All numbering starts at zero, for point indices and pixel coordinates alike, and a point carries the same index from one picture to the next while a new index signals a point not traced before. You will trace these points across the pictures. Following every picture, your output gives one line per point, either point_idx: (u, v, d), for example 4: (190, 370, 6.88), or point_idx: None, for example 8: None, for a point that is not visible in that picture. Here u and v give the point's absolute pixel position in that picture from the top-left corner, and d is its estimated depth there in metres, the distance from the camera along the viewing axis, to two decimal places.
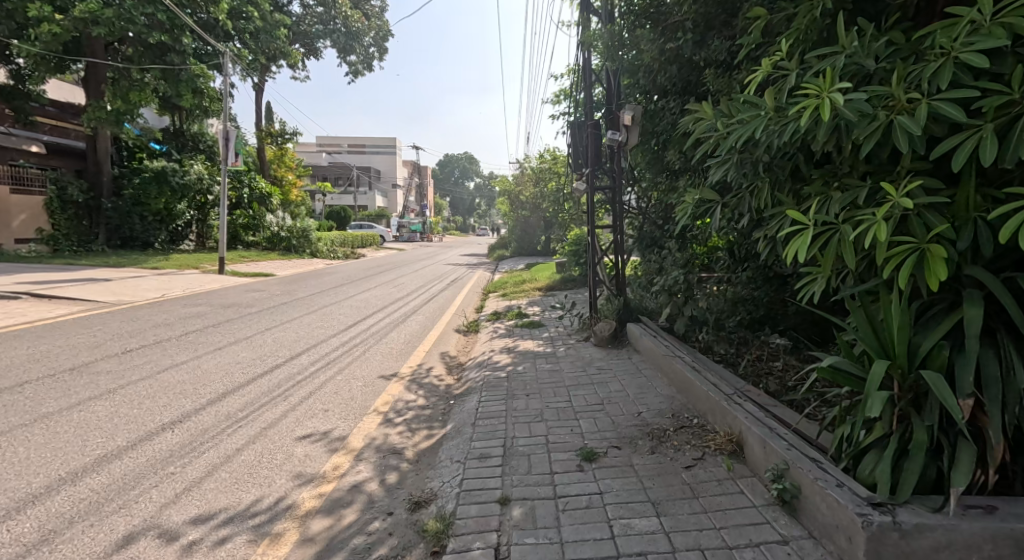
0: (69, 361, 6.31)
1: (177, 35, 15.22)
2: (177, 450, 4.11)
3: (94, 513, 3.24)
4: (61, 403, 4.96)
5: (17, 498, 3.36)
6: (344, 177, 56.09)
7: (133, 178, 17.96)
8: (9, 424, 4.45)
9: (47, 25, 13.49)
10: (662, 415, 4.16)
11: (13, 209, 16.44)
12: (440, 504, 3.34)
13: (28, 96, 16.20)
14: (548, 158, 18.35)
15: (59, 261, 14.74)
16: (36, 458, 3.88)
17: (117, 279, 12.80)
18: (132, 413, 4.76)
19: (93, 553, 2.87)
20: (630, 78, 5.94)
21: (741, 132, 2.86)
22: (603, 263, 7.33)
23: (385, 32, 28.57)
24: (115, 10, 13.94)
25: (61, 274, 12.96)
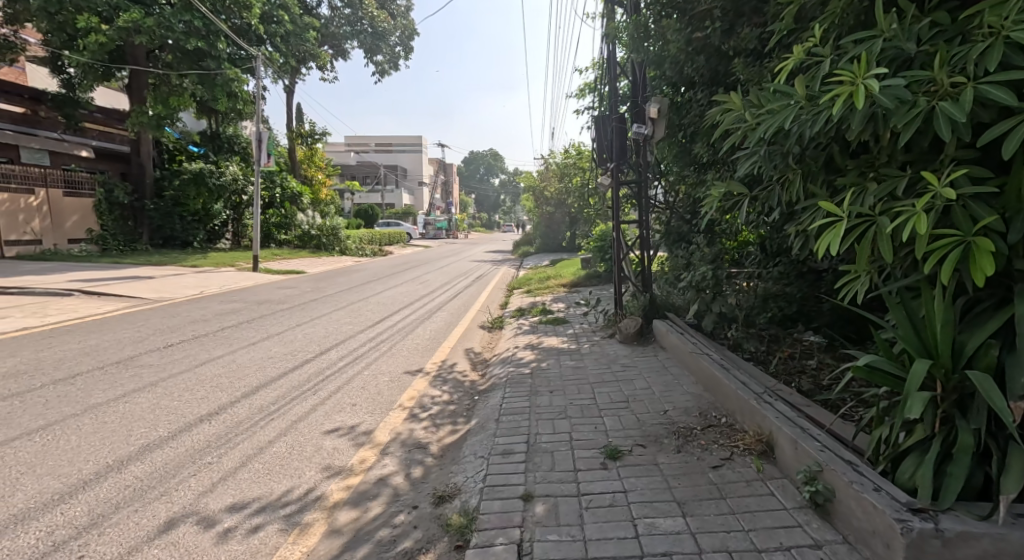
0: (115, 354, 6.51)
1: (213, 40, 15.48)
2: (216, 440, 4.21)
3: (139, 499, 3.33)
4: (107, 395, 5.11)
5: (69, 483, 3.48)
6: (372, 176, 56.78)
7: (173, 180, 18.45)
8: (62, 414, 4.61)
9: (95, 35, 13.85)
10: (689, 413, 4.07)
11: (66, 211, 16.46)
12: (464, 499, 3.33)
13: (78, 103, 16.87)
14: (573, 154, 18.23)
15: (108, 260, 15.28)
16: (86, 446, 4.01)
17: (159, 277, 13.19)
18: (172, 405, 4.88)
19: (135, 538, 2.94)
20: (656, 70, 5.83)
21: (771, 122, 2.76)
22: (628, 259, 7.25)
23: (411, 30, 28.70)
24: (156, 17, 14.25)
25: (107, 272, 13.41)
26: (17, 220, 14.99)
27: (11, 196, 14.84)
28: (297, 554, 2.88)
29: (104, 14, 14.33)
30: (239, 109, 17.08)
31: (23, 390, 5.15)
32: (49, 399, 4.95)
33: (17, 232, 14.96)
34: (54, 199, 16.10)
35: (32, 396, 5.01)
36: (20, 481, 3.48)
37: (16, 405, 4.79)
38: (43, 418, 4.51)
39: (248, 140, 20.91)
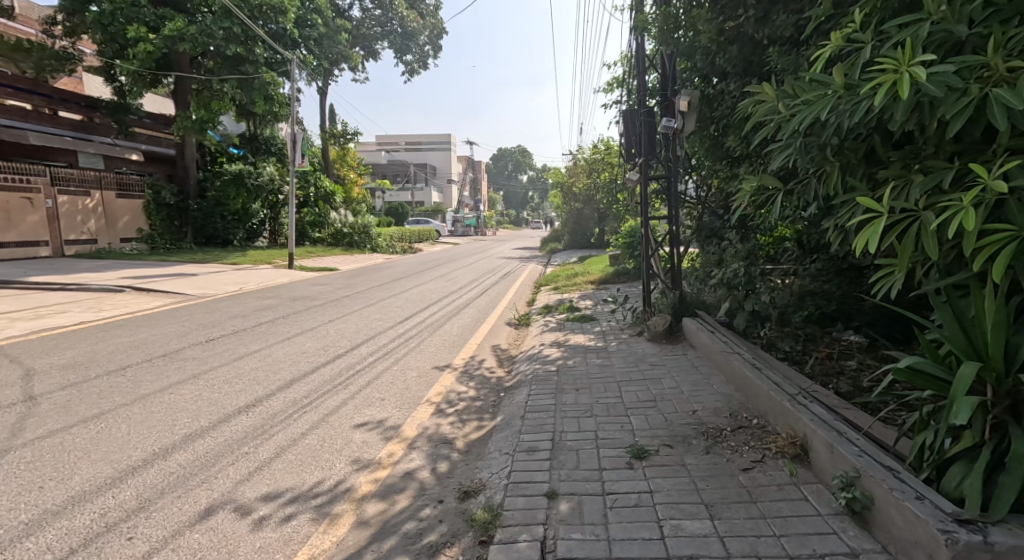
0: (162, 347, 6.71)
1: (250, 45, 15.87)
2: (253, 430, 4.29)
3: (183, 485, 3.43)
4: (155, 386, 5.27)
5: (119, 468, 3.61)
6: (402, 175, 57.48)
7: (215, 180, 18.96)
8: (113, 403, 4.77)
9: (142, 44, 14.25)
10: (718, 414, 3.97)
11: (118, 212, 17.09)
12: (488, 495, 3.31)
13: (129, 109, 17.02)
14: (601, 149, 18.06)
15: (156, 257, 15.80)
16: (135, 434, 4.14)
17: (201, 274, 13.56)
18: (213, 397, 4.99)
19: (177, 523, 3.03)
20: (688, 62, 5.71)
21: (806, 113, 2.65)
22: (658, 256, 7.14)
23: (439, 29, 28.84)
24: (198, 26, 14.80)
25: (152, 269, 13.86)
26: (75, 221, 15.73)
27: (69, 199, 15.51)
28: (328, 544, 2.91)
29: (151, 24, 14.80)
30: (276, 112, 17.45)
31: (79, 381, 5.34)
32: (102, 389, 5.12)
33: (75, 232, 15.71)
34: (108, 201, 16.68)
35: (86, 386, 5.19)
36: (75, 465, 3.63)
37: (73, 394, 4.97)
38: (97, 407, 4.68)
39: (285, 142, 21.26)
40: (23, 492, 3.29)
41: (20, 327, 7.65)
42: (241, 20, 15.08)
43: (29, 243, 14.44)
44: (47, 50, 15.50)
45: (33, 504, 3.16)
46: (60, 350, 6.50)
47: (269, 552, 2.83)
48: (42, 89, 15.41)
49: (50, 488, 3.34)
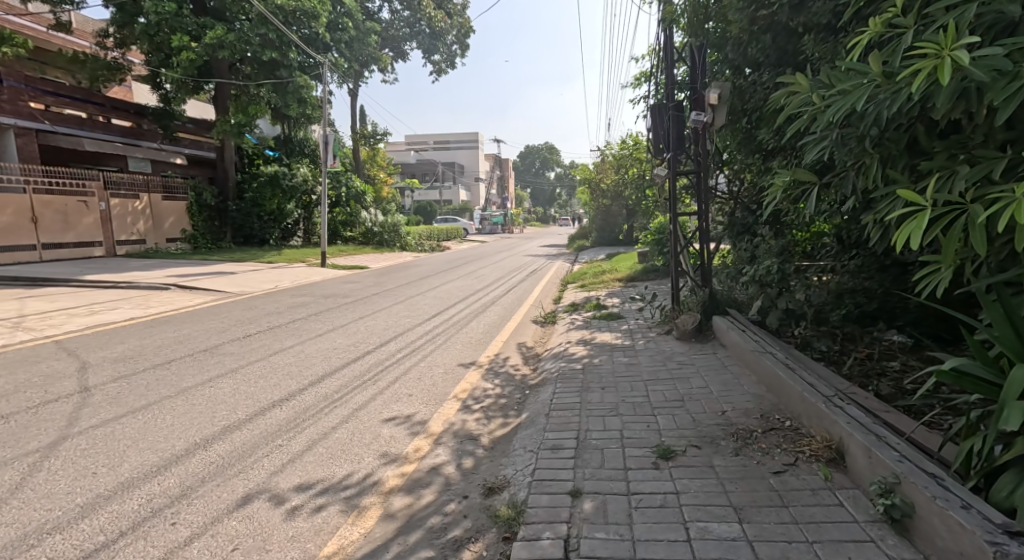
0: (203, 343, 6.87)
1: (285, 50, 16.18)
2: (287, 423, 4.35)
3: (222, 474, 3.52)
4: (196, 379, 5.39)
5: (164, 457, 3.71)
6: (430, 174, 57.98)
7: (252, 181, 19.36)
8: (158, 395, 4.91)
9: (186, 53, 14.71)
10: (748, 415, 3.86)
11: (164, 213, 17.47)
12: (513, 492, 3.29)
13: (174, 115, 17.85)
14: (629, 145, 17.82)
15: (197, 257, 16.26)
16: (178, 424, 4.25)
17: (238, 272, 13.87)
18: (249, 390, 5.08)
19: (214, 511, 3.10)
20: (718, 54, 5.57)
21: (841, 104, 2.53)
22: (687, 252, 7.01)
23: (466, 28, 28.84)
24: (236, 33, 15.18)
25: (193, 267, 14.24)
26: (126, 223, 16.21)
27: (120, 202, 15.96)
28: (355, 536, 2.93)
29: (193, 33, 15.16)
30: (309, 115, 17.71)
31: (128, 373, 5.52)
32: (149, 382, 5.27)
33: (126, 233, 16.17)
34: (155, 204, 17.12)
35: (134, 379, 5.36)
36: (124, 453, 3.75)
37: (123, 386, 5.14)
38: (144, 398, 4.82)
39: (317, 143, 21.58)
40: (77, 478, 3.42)
41: (75, 323, 7.95)
42: (275, 25, 15.35)
43: (85, 244, 14.97)
44: (100, 60, 16.26)
45: (86, 489, 3.28)
46: (111, 344, 6.72)
47: (300, 541, 2.87)
48: (96, 98, 16.51)
49: (100, 475, 3.46)
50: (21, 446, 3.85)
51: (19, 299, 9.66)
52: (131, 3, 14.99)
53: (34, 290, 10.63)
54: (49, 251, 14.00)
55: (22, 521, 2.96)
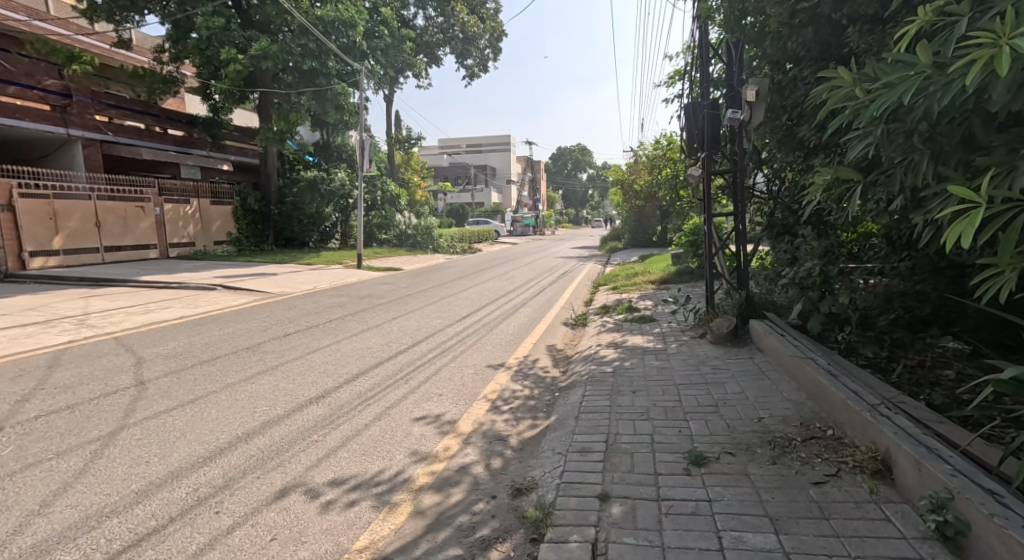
0: (246, 341, 7.05)
1: (325, 59, 16.55)
2: (323, 420, 4.40)
3: (262, 466, 3.57)
4: (240, 375, 5.52)
5: (210, 448, 3.80)
6: (463, 177, 58.41)
7: (293, 186, 19.71)
8: (205, 390, 5.03)
9: (233, 65, 15.26)
10: (787, 422, 3.71)
11: (212, 217, 18.06)
12: (540, 493, 3.24)
13: (221, 124, 18.60)
14: (663, 145, 17.56)
15: (242, 258, 16.77)
16: (221, 418, 4.34)
17: (277, 273, 14.19)
18: (288, 387, 5.17)
19: (254, 502, 3.15)
20: (756, 49, 5.42)
21: (886, 99, 2.38)
22: (722, 254, 6.85)
23: (499, 32, 28.89)
24: (279, 44, 15.63)
25: (236, 269, 14.64)
26: (177, 227, 16.78)
27: (173, 207, 16.61)
28: (387, 530, 2.94)
29: (240, 45, 15.79)
30: (346, 121, 17.99)
31: (178, 368, 5.70)
32: (196, 377, 5.42)
33: (178, 236, 16.78)
34: (204, 208, 17.69)
35: (185, 374, 5.52)
36: (174, 443, 3.86)
37: (174, 380, 5.31)
38: (192, 392, 4.96)
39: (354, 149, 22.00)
40: (132, 465, 3.53)
41: (133, 320, 8.27)
42: (315, 36, 15.69)
43: (142, 246, 15.64)
44: (157, 75, 16.82)
45: (140, 476, 3.39)
46: (164, 341, 6.96)
47: (333, 534, 2.88)
48: (153, 110, 17.44)
49: (153, 463, 3.57)
50: (83, 434, 4.01)
51: (81, 297, 10.13)
52: (184, 19, 15.68)
53: (93, 289, 11.11)
54: (109, 254, 14.67)
55: (84, 504, 3.08)
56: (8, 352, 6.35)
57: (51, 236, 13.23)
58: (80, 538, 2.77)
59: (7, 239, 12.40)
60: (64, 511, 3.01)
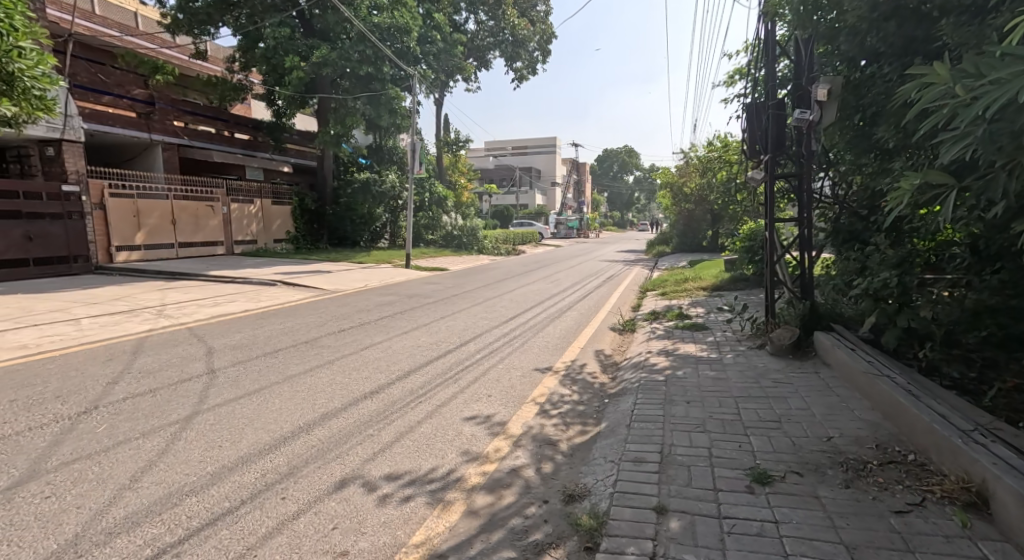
0: (304, 335, 7.26)
1: (380, 65, 16.87)
2: (377, 414, 4.48)
3: (322, 457, 3.65)
4: (300, 368, 5.71)
5: (275, 437, 3.92)
6: (509, 180, 58.64)
7: (347, 188, 20.28)
8: (269, 380, 5.22)
9: (296, 72, 15.87)
10: (860, 443, 3.50)
11: (273, 217, 18.77)
12: (593, 502, 3.18)
13: (283, 128, 19.25)
14: (717, 147, 17.03)
15: (299, 256, 17.31)
16: (283, 409, 4.47)
17: (331, 271, 14.56)
18: (344, 381, 5.28)
19: (317, 491, 3.23)
20: (827, 46, 5.18)
21: (992, 97, 2.19)
22: (784, 261, 6.55)
23: (549, 35, 28.78)
24: (338, 51, 16.23)
25: (292, 266, 15.12)
26: (242, 225, 17.52)
27: (238, 206, 17.33)
28: (441, 528, 2.94)
29: (303, 54, 16.41)
30: (399, 124, 18.44)
31: (244, 359, 5.93)
32: (260, 368, 5.62)
33: (242, 234, 17.52)
34: (265, 208, 18.41)
35: (251, 364, 5.75)
36: (242, 430, 4.00)
37: (242, 370, 5.53)
38: (258, 382, 5.15)
39: (405, 151, 21.87)
40: (207, 448, 3.69)
41: (202, 312, 8.69)
42: (372, 42, 16.12)
43: (211, 243, 16.42)
44: (227, 83, 17.83)
45: (213, 459, 3.53)
46: (231, 332, 7.26)
47: (391, 528, 2.92)
48: (224, 115, 18.23)
49: (224, 448, 3.71)
50: (164, 416, 4.22)
51: (159, 289, 10.76)
52: (254, 29, 16.55)
53: (167, 282, 11.76)
54: (182, 250, 15.50)
55: (167, 481, 3.24)
56: (96, 337, 6.79)
57: (133, 233, 14.15)
58: (165, 514, 2.91)
59: (97, 235, 13.34)
60: (151, 487, 3.17)
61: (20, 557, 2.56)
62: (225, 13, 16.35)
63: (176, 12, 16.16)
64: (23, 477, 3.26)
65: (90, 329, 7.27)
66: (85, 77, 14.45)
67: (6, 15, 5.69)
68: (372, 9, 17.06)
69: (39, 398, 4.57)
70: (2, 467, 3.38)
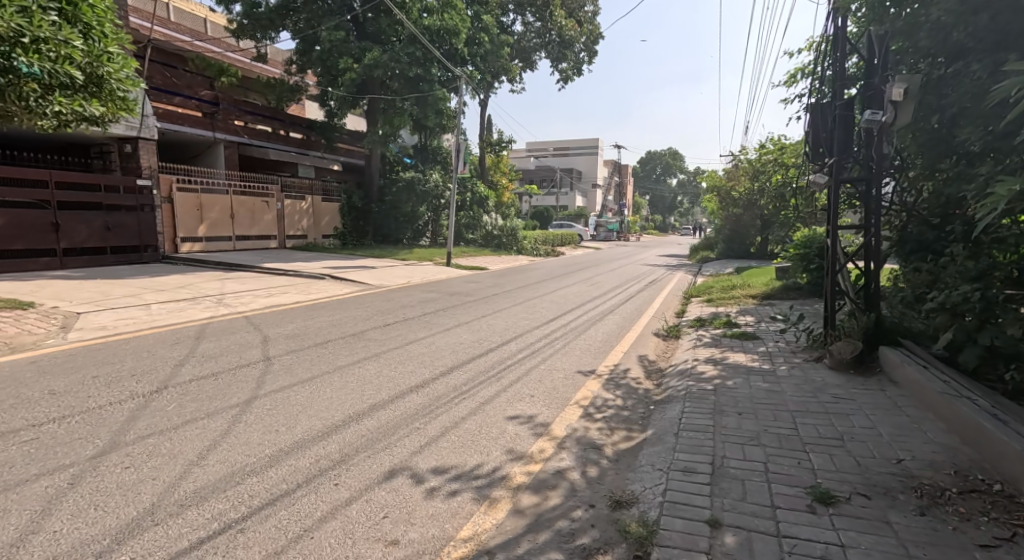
0: (351, 328, 7.40)
1: (428, 66, 17.22)
2: (424, 409, 4.50)
3: (371, 446, 3.70)
4: (349, 359, 5.83)
5: (328, 424, 4.00)
6: (550, 181, 58.29)
7: (393, 186, 20.61)
8: (320, 370, 5.36)
9: (349, 74, 16.30)
10: (936, 469, 3.28)
11: (323, 213, 19.26)
12: (642, 509, 3.09)
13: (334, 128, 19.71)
14: (771, 150, 16.45)
15: (346, 252, 17.68)
16: (335, 398, 4.57)
17: (376, 268, 14.80)
18: (390, 375, 5.35)
19: (367, 479, 3.27)
20: (904, 43, 4.92)
21: None
22: (846, 271, 6.24)
23: (596, 35, 28.48)
24: (389, 53, 16.58)
25: (338, 261, 15.45)
26: (294, 220, 18.06)
27: (291, 202, 17.88)
28: (488, 524, 2.93)
29: (356, 56, 16.79)
30: (445, 125, 18.58)
31: (297, 348, 6.10)
32: (311, 357, 5.77)
33: (294, 229, 18.05)
34: (316, 205, 18.92)
35: (303, 353, 5.91)
36: (298, 416, 4.11)
37: (295, 358, 5.69)
38: (309, 371, 5.27)
39: (449, 151, 22.08)
40: (266, 432, 3.80)
41: (257, 302, 9.01)
42: (422, 44, 16.51)
43: (264, 237, 16.97)
44: (286, 84, 18.43)
45: (272, 442, 3.63)
46: (284, 322, 7.49)
47: (440, 520, 2.92)
48: (281, 115, 18.81)
49: (281, 432, 3.81)
50: (225, 399, 4.37)
51: (217, 279, 11.23)
52: (311, 33, 17.09)
53: (224, 272, 12.25)
54: (238, 243, 16.09)
55: (230, 460, 3.36)
56: (161, 322, 7.12)
57: (195, 225, 14.79)
58: (229, 491, 3.01)
59: (165, 226, 14.05)
60: (216, 464, 3.29)
61: (105, 520, 2.70)
62: (285, 18, 17.06)
63: (241, 19, 16.92)
64: (105, 447, 3.45)
65: (158, 314, 7.65)
66: (160, 80, 15.28)
67: (96, 22, 6.20)
68: (422, 12, 17.32)
69: (117, 376, 4.83)
70: (86, 437, 3.57)
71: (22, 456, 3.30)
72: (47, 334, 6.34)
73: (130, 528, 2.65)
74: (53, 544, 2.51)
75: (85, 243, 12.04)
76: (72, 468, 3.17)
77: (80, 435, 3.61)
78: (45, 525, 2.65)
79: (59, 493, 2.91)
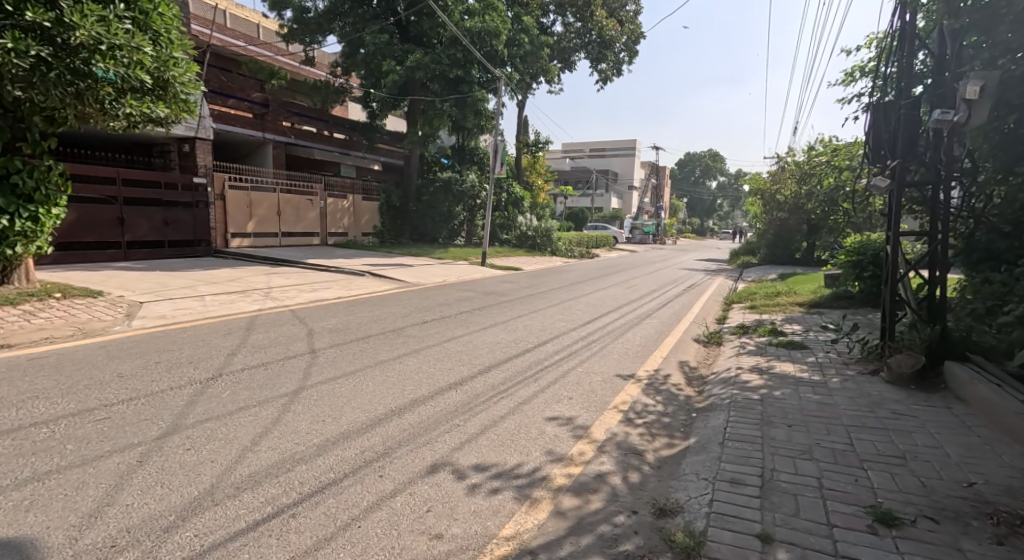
0: (390, 324, 7.48)
1: (469, 68, 17.41)
2: (462, 406, 4.50)
3: (413, 440, 3.73)
4: (389, 354, 5.90)
5: (371, 417, 4.06)
6: (585, 181, 57.69)
7: (430, 186, 20.82)
8: (362, 364, 5.44)
9: (392, 75, 16.52)
10: (1012, 495, 3.08)
11: (363, 211, 19.62)
12: (687, 518, 3.00)
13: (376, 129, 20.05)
14: (822, 152, 15.78)
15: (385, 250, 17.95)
16: (377, 392, 4.62)
17: (415, 266, 14.92)
18: (429, 371, 5.38)
19: (410, 473, 3.29)
20: (985, 37, 4.62)
21: None
22: (907, 280, 5.92)
23: (637, 35, 28.03)
24: (430, 55, 16.83)
25: (378, 258, 15.67)
26: (336, 218, 18.47)
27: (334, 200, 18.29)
28: (530, 524, 2.90)
29: (399, 58, 17.08)
30: (484, 126, 18.48)
31: (340, 342, 6.21)
32: (352, 352, 5.85)
33: (336, 226, 18.45)
34: (357, 203, 19.29)
35: (344, 347, 6.00)
36: (343, 408, 4.18)
37: (338, 352, 5.78)
38: (351, 365, 5.36)
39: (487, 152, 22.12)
40: (314, 421, 3.88)
41: (301, 296, 9.22)
42: (463, 46, 16.72)
43: (308, 234, 17.40)
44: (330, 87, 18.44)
45: (320, 432, 3.71)
46: (327, 317, 7.64)
47: (482, 518, 2.91)
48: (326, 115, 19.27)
49: (329, 422, 3.89)
50: (274, 389, 4.48)
51: (263, 273, 11.56)
52: (356, 36, 17.32)
53: (270, 267, 12.61)
54: (284, 239, 16.54)
55: (282, 447, 3.44)
56: (213, 313, 7.38)
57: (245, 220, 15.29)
58: (282, 477, 3.08)
59: (217, 221, 14.58)
60: (269, 451, 3.37)
61: (170, 498, 2.80)
62: (331, 23, 17.40)
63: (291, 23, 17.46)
64: (168, 428, 3.58)
65: (211, 305, 7.93)
66: (216, 83, 15.96)
67: (164, 29, 6.56)
68: (463, 14, 17.41)
69: (175, 362, 5.02)
70: (150, 419, 3.72)
71: (96, 433, 3.46)
72: (113, 321, 6.65)
73: (192, 506, 2.74)
74: (125, 517, 2.62)
75: (146, 237, 12.64)
76: (139, 446, 3.31)
77: (145, 416, 3.76)
78: (118, 499, 2.77)
79: (129, 470, 3.03)
